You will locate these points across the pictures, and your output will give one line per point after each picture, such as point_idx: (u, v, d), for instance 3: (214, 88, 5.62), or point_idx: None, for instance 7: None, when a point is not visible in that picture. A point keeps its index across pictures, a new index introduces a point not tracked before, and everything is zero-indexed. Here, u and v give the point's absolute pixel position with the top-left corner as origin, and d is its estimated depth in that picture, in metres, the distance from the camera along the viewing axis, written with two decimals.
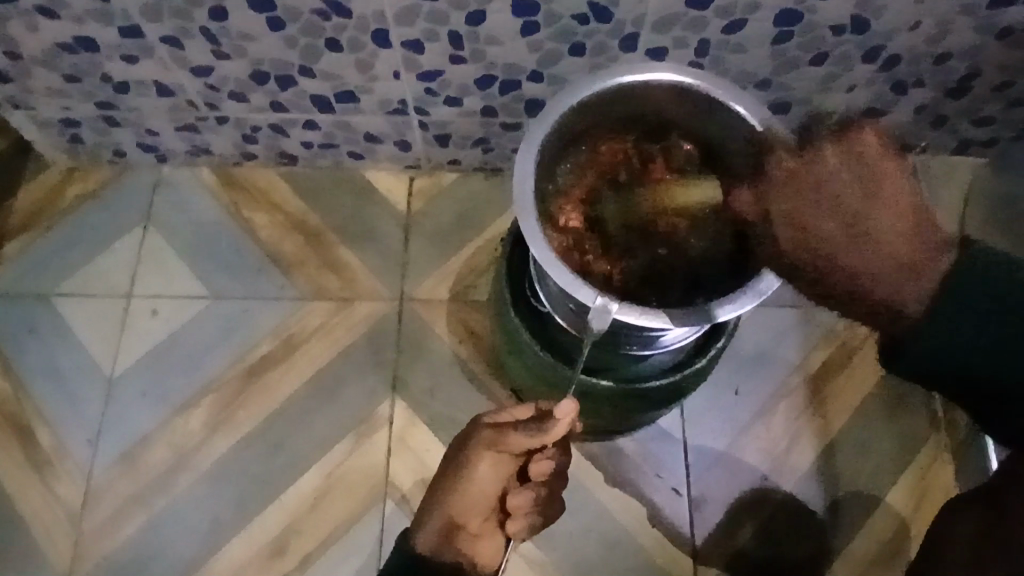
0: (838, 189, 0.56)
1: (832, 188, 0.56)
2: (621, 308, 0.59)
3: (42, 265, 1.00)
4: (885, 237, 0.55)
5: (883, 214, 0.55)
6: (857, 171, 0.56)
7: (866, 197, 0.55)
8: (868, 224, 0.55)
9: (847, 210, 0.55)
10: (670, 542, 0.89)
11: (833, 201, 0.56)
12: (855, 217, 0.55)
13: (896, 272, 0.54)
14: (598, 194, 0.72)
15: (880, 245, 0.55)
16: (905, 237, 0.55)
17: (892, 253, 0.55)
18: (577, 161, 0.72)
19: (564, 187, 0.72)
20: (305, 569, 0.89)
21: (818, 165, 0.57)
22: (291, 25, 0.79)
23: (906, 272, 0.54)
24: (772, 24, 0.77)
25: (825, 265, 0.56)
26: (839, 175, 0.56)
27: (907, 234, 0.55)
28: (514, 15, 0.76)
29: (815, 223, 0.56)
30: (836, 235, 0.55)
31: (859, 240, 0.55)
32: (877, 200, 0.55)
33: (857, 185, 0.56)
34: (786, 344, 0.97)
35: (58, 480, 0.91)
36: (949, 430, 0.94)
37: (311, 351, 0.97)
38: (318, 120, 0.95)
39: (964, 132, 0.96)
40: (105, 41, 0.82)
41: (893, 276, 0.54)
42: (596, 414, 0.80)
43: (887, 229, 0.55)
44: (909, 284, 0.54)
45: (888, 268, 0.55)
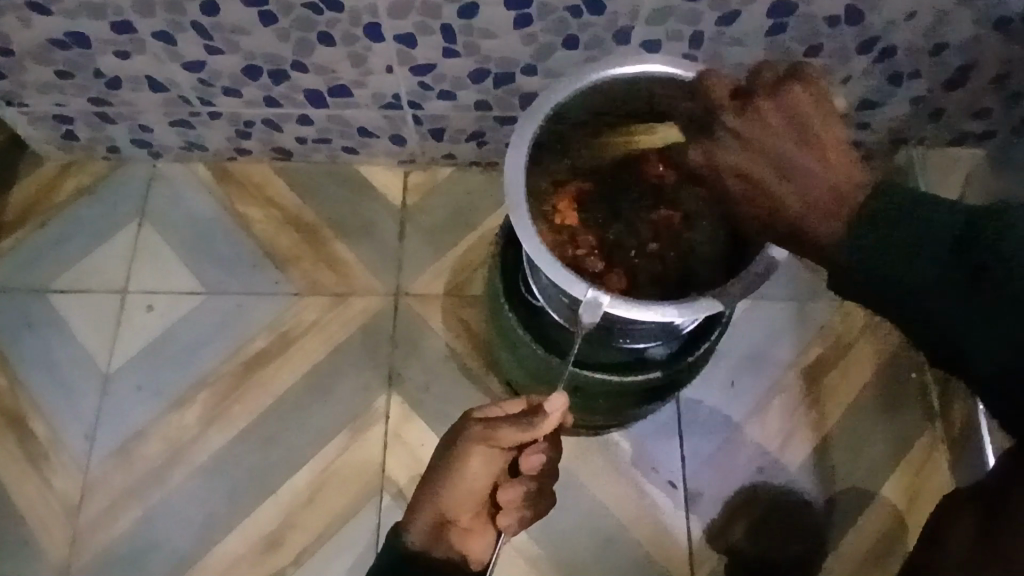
0: (764, 128, 0.55)
1: (761, 128, 0.56)
2: (612, 302, 0.59)
3: (36, 260, 1.00)
4: (805, 169, 0.54)
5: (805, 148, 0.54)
6: (789, 113, 0.55)
7: (792, 135, 0.55)
8: (789, 159, 0.54)
9: (770, 148, 0.55)
10: (666, 535, 0.89)
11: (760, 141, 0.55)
12: (776, 154, 0.55)
13: (817, 202, 0.53)
14: (592, 195, 0.73)
15: (802, 177, 0.54)
16: (825, 168, 0.53)
17: (814, 185, 0.53)
18: (568, 164, 0.73)
19: (554, 190, 0.73)
20: (301, 564, 0.89)
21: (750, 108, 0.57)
22: (284, 18, 0.78)
23: (826, 201, 0.53)
24: (767, 16, 0.77)
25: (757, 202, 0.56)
26: (766, 116, 0.56)
27: (827, 165, 0.53)
28: (508, 8, 0.76)
29: (742, 164, 0.56)
30: (760, 172, 0.55)
31: (781, 174, 0.54)
32: (800, 137, 0.54)
33: (786, 125, 0.55)
34: (782, 337, 0.97)
35: (54, 475, 0.91)
36: (945, 425, 0.94)
37: (306, 346, 0.97)
38: (312, 115, 0.94)
39: (962, 125, 0.95)
40: (97, 36, 0.82)
41: (813, 206, 0.53)
42: (591, 408, 0.80)
43: (807, 162, 0.54)
44: (828, 212, 0.53)
45: (808, 198, 0.53)
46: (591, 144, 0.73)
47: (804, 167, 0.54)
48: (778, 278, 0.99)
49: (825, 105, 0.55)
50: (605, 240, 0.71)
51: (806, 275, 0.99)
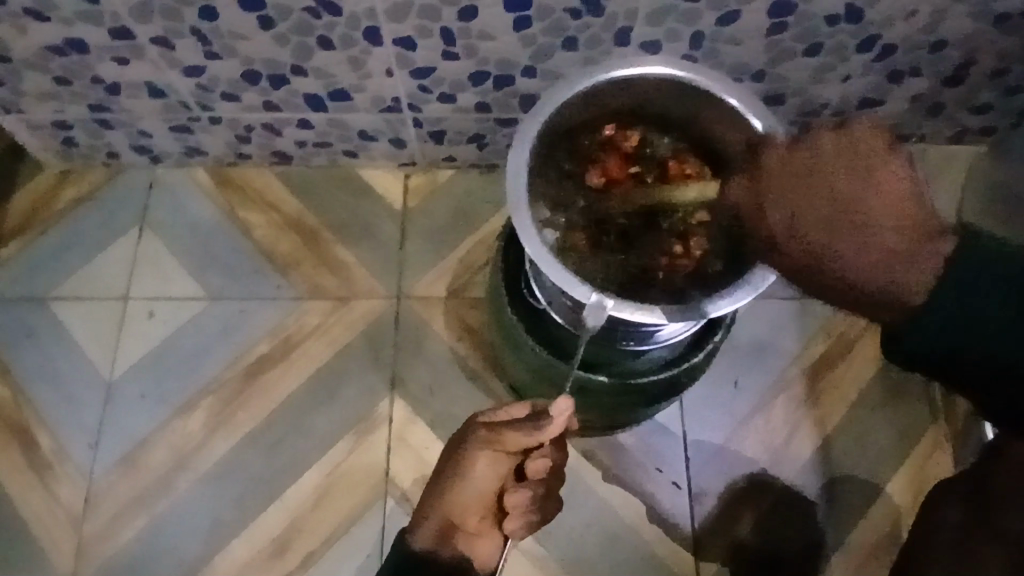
0: (820, 166, 0.52)
1: (830, 172, 0.52)
2: (616, 305, 0.59)
3: (39, 268, 1.00)
4: (874, 221, 0.49)
5: (874, 195, 0.50)
6: (847, 162, 0.52)
7: (849, 175, 0.51)
8: (855, 206, 0.50)
9: (832, 194, 0.51)
10: (672, 536, 0.89)
11: (825, 181, 0.52)
12: (837, 199, 0.50)
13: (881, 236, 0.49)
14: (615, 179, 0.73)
15: (863, 233, 0.49)
16: (889, 216, 0.49)
17: (882, 238, 0.49)
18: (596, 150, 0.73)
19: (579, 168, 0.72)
20: (306, 568, 0.89)
21: (801, 152, 0.54)
22: (282, 23, 0.78)
23: (903, 268, 0.47)
24: (767, 15, 0.76)
25: (809, 249, 0.51)
26: (829, 160, 0.52)
27: (902, 220, 0.49)
28: (506, 10, 0.76)
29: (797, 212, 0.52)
30: (821, 218, 0.50)
31: (841, 223, 0.50)
32: (868, 182, 0.50)
33: (843, 165, 0.52)
34: (786, 336, 0.97)
35: (59, 484, 0.91)
36: (948, 419, 0.94)
37: (308, 351, 0.97)
38: (312, 119, 0.94)
39: (963, 120, 0.95)
40: (95, 42, 0.82)
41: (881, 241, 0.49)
42: (595, 409, 0.80)
43: (879, 221, 0.49)
44: (911, 272, 0.47)
45: (878, 261, 0.48)
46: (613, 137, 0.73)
47: (873, 229, 0.49)
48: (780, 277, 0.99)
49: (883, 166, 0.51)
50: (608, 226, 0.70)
51: None
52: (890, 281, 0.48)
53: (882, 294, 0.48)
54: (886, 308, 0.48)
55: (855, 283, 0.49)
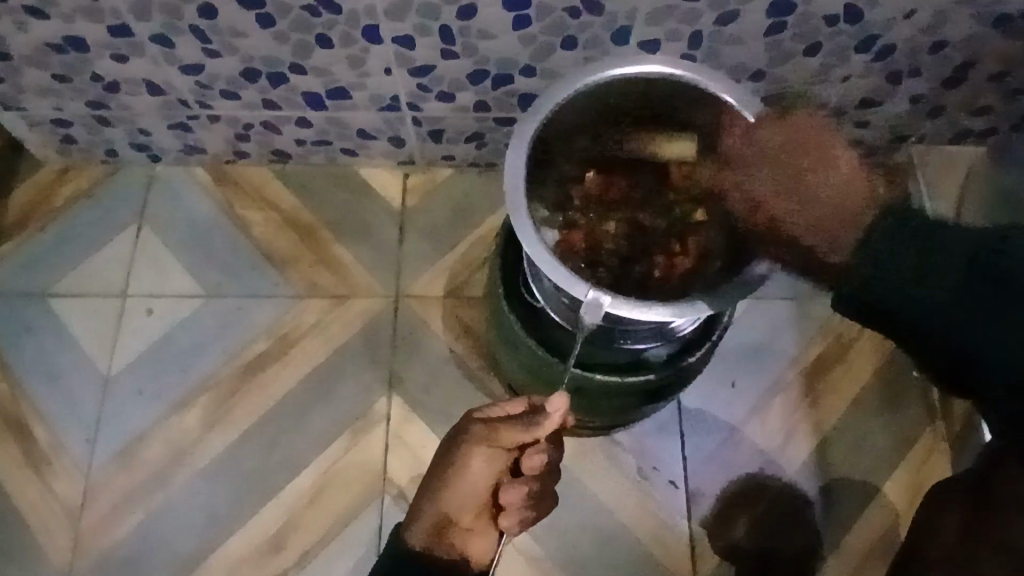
0: (765, 148, 0.60)
1: (782, 151, 0.59)
2: (613, 302, 0.59)
3: (37, 264, 1.00)
4: (815, 192, 0.57)
5: (819, 168, 0.58)
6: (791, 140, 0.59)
7: (794, 155, 0.59)
8: (800, 179, 0.58)
9: (780, 169, 0.59)
10: (668, 536, 0.89)
11: (782, 163, 0.59)
12: (779, 175, 0.59)
13: (808, 207, 0.58)
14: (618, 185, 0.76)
15: (805, 200, 0.58)
16: (835, 186, 0.56)
17: (822, 205, 0.57)
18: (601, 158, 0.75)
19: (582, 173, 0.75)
20: (301, 566, 0.89)
21: (756, 135, 0.61)
22: (281, 21, 0.78)
23: (840, 230, 0.56)
24: (766, 15, 0.77)
25: (761, 214, 0.61)
26: (776, 141, 0.60)
27: (844, 191, 0.56)
28: (506, 8, 0.76)
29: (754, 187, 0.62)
30: (770, 190, 0.60)
31: (787, 191, 0.59)
32: (816, 161, 0.58)
33: (789, 146, 0.59)
34: (783, 336, 0.97)
35: (55, 480, 0.91)
36: (946, 420, 0.94)
37: (305, 349, 0.97)
38: (311, 117, 0.94)
39: (962, 122, 0.95)
40: (94, 39, 0.82)
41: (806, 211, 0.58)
42: (592, 408, 0.79)
43: (820, 189, 0.57)
44: (837, 236, 0.56)
45: (816, 224, 0.57)
46: (621, 146, 0.76)
47: (807, 201, 0.58)
48: (778, 277, 0.99)
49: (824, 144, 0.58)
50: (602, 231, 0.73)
51: None
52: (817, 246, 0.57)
53: (818, 253, 0.57)
54: (820, 263, 0.58)
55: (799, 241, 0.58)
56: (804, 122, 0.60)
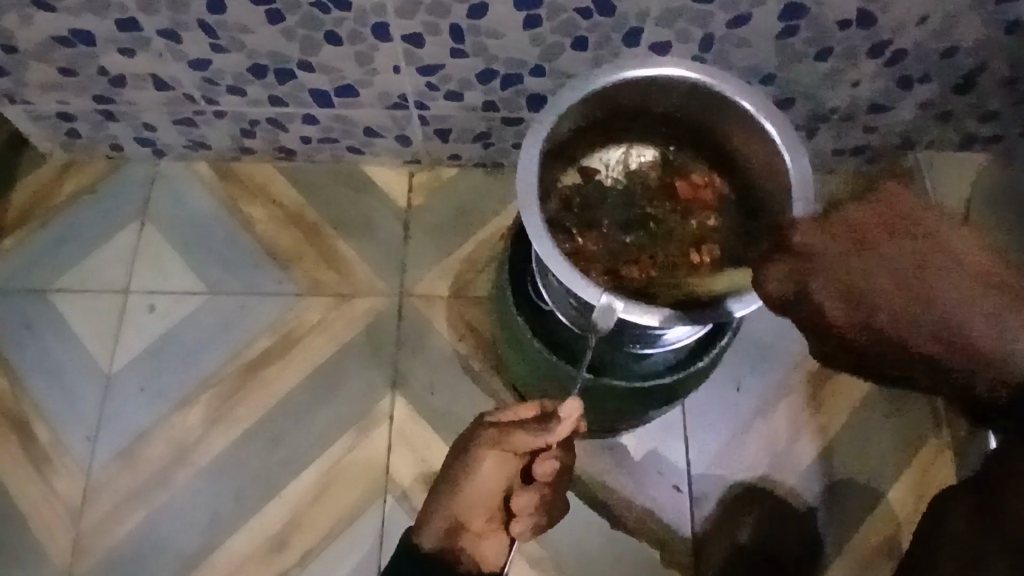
0: (869, 247, 0.53)
1: (884, 243, 0.53)
2: (625, 307, 0.58)
3: (39, 259, 0.99)
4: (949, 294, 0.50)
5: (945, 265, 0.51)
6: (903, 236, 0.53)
7: (911, 251, 0.52)
8: (930, 279, 0.51)
9: (897, 271, 0.52)
10: (672, 540, 0.89)
11: (890, 261, 0.52)
12: (906, 279, 0.51)
13: (960, 314, 0.50)
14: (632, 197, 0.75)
15: (945, 307, 0.50)
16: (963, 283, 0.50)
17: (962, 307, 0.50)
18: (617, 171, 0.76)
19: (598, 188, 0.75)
20: (303, 566, 0.88)
21: (854, 231, 0.54)
22: (290, 17, 0.78)
23: (1008, 330, 0.49)
24: (778, 18, 0.76)
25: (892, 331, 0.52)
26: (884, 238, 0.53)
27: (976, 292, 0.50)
28: (517, 8, 0.75)
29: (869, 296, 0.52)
30: (893, 298, 0.51)
31: (914, 297, 0.51)
32: (936, 253, 0.51)
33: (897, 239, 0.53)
34: (788, 340, 0.97)
35: (55, 477, 0.91)
36: (950, 426, 0.93)
37: (309, 348, 0.96)
38: (318, 114, 0.94)
39: (970, 127, 0.95)
40: (101, 33, 0.81)
41: (964, 320, 0.50)
42: (598, 410, 0.79)
43: (956, 291, 0.50)
44: (1012, 340, 0.49)
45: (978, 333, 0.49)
46: (633, 157, 0.77)
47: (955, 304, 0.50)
48: None
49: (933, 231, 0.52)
50: (619, 238, 0.72)
51: None
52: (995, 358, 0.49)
53: (979, 359, 0.50)
54: (992, 379, 0.50)
55: (952, 348, 0.50)
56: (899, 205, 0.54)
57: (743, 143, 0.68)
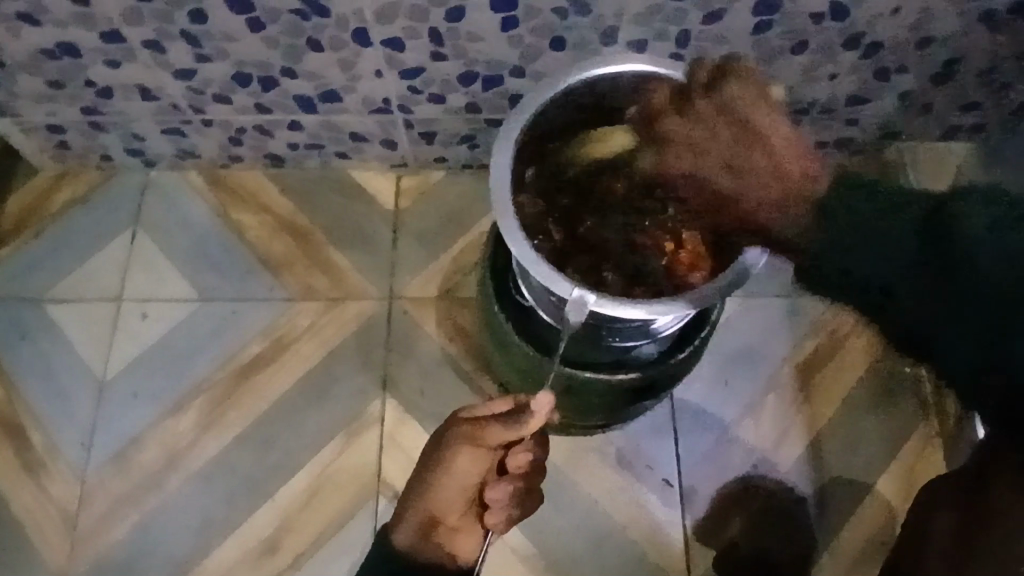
0: (703, 124, 0.61)
1: (715, 121, 0.60)
2: (598, 300, 0.59)
3: (31, 269, 1.00)
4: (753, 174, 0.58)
5: (766, 150, 0.58)
6: (733, 116, 0.59)
7: (738, 133, 0.59)
8: (746, 159, 0.58)
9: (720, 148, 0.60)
10: (663, 535, 0.89)
11: (717, 139, 0.60)
12: (722, 154, 0.60)
13: (760, 186, 0.58)
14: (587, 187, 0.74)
15: (752, 184, 0.59)
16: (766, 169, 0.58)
17: (760, 182, 0.58)
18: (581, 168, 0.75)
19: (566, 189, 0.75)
20: (296, 568, 0.89)
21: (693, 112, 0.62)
22: (271, 25, 0.79)
23: (790, 204, 0.58)
24: (752, 14, 0.77)
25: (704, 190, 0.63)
26: (715, 117, 0.60)
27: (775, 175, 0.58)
28: (494, 10, 0.76)
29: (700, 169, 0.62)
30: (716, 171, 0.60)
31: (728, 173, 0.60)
32: (757, 139, 0.58)
33: (731, 121, 0.59)
34: (776, 333, 0.97)
35: (50, 484, 0.92)
36: (939, 417, 0.94)
37: (299, 352, 0.97)
38: (304, 121, 0.95)
39: (952, 118, 0.95)
40: (86, 45, 0.82)
41: (760, 190, 0.58)
42: (583, 406, 0.80)
43: (759, 169, 0.58)
44: (787, 213, 0.58)
45: (764, 200, 0.58)
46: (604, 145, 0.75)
47: (757, 178, 0.58)
48: (770, 275, 0.99)
49: (763, 111, 0.58)
50: (580, 233, 0.74)
51: None
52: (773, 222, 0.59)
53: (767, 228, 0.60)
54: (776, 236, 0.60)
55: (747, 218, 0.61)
56: (744, 97, 0.59)
57: None
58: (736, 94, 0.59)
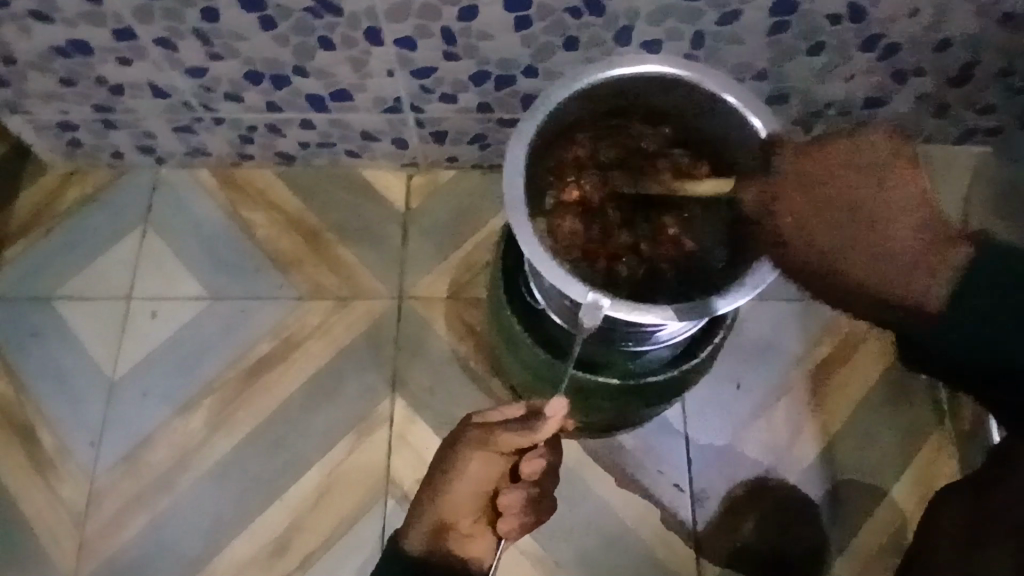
0: (835, 186, 0.56)
1: (862, 191, 0.55)
2: (612, 304, 0.58)
3: (42, 267, 1.00)
4: (896, 230, 0.54)
5: (899, 217, 0.54)
6: (871, 177, 0.55)
7: (874, 187, 0.55)
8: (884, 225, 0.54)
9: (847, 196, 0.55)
10: (673, 537, 0.89)
11: (857, 201, 0.55)
12: (861, 213, 0.54)
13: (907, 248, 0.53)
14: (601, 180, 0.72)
15: (890, 241, 0.54)
16: (913, 233, 0.54)
17: (906, 250, 0.53)
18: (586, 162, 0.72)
19: (563, 168, 0.72)
20: (305, 568, 0.89)
21: (824, 174, 0.57)
22: (282, 23, 0.78)
23: (918, 269, 0.53)
24: (769, 14, 0.76)
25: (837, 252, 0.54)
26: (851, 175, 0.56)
27: (929, 225, 0.54)
28: (506, 9, 0.75)
29: (831, 230, 0.55)
30: (856, 238, 0.54)
31: (869, 233, 0.54)
32: (894, 209, 0.54)
33: (866, 179, 0.55)
34: (789, 336, 0.96)
35: (61, 483, 0.92)
36: (954, 422, 0.93)
37: (309, 351, 0.97)
38: (314, 119, 0.94)
39: (968, 120, 0.94)
40: (98, 42, 0.82)
41: (903, 254, 0.53)
42: (593, 409, 0.79)
43: (901, 227, 0.54)
44: (930, 276, 0.53)
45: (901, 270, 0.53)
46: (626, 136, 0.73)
47: (896, 239, 0.53)
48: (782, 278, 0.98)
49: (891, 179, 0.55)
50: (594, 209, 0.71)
51: None
52: (914, 286, 0.53)
53: (903, 292, 0.53)
54: (906, 299, 0.54)
55: (875, 277, 0.54)
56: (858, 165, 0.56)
57: (734, 142, 0.67)
58: (873, 164, 0.56)
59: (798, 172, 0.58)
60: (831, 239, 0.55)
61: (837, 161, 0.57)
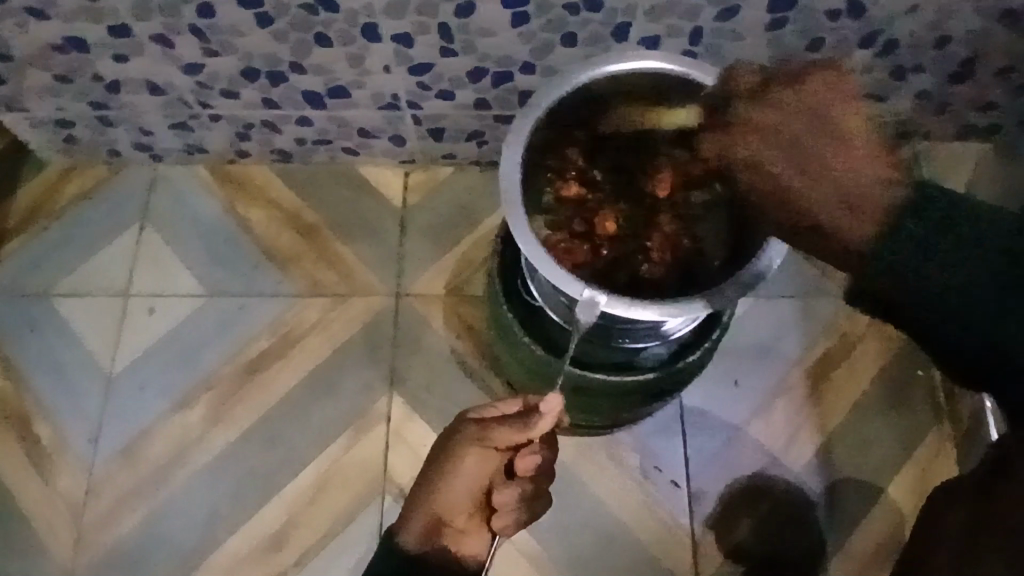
0: (775, 117, 0.55)
1: (800, 122, 0.54)
2: (608, 301, 0.58)
3: (39, 263, 1.00)
4: (832, 162, 0.52)
5: (839, 149, 0.52)
6: (811, 109, 0.54)
7: (812, 121, 0.54)
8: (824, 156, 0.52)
9: (795, 144, 0.54)
10: (671, 535, 0.89)
11: (795, 132, 0.54)
12: (796, 143, 0.54)
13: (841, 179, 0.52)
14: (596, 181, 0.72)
15: (828, 172, 0.52)
16: (852, 163, 0.52)
17: (840, 181, 0.52)
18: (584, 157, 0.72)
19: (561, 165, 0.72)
20: (302, 564, 0.89)
21: (771, 104, 0.56)
22: (280, 19, 0.78)
23: (852, 203, 0.51)
24: (768, 10, 0.76)
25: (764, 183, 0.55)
26: (795, 107, 0.55)
27: (868, 159, 0.52)
28: (504, 5, 0.75)
29: (763, 161, 0.55)
30: (789, 168, 0.53)
31: (804, 165, 0.53)
32: (836, 138, 0.53)
33: (806, 110, 0.54)
34: (787, 334, 0.96)
35: (58, 478, 0.91)
36: (952, 421, 0.93)
37: (306, 348, 0.97)
38: (312, 115, 0.94)
39: (967, 118, 0.94)
40: (94, 39, 0.82)
41: (837, 185, 0.52)
42: (590, 407, 0.79)
43: (836, 158, 0.52)
44: (862, 213, 0.51)
45: (833, 204, 0.52)
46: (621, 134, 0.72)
47: (831, 170, 0.52)
48: (781, 275, 0.98)
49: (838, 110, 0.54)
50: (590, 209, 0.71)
51: (812, 273, 0.98)
52: (843, 223, 0.51)
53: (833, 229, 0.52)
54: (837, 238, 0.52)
55: (804, 209, 0.53)
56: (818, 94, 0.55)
57: None
58: (818, 94, 0.55)
59: (740, 127, 0.57)
60: (766, 169, 0.55)
61: (787, 96, 0.55)
